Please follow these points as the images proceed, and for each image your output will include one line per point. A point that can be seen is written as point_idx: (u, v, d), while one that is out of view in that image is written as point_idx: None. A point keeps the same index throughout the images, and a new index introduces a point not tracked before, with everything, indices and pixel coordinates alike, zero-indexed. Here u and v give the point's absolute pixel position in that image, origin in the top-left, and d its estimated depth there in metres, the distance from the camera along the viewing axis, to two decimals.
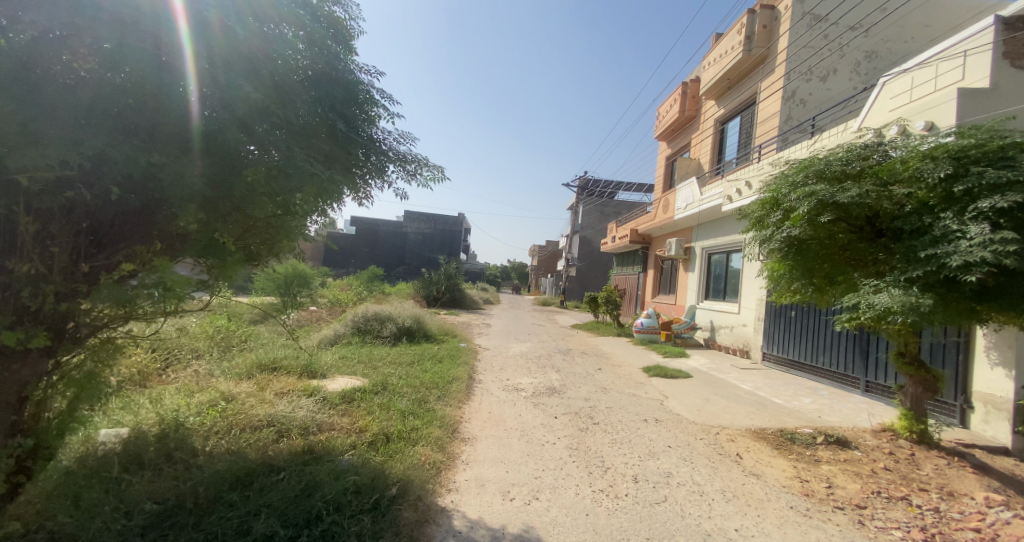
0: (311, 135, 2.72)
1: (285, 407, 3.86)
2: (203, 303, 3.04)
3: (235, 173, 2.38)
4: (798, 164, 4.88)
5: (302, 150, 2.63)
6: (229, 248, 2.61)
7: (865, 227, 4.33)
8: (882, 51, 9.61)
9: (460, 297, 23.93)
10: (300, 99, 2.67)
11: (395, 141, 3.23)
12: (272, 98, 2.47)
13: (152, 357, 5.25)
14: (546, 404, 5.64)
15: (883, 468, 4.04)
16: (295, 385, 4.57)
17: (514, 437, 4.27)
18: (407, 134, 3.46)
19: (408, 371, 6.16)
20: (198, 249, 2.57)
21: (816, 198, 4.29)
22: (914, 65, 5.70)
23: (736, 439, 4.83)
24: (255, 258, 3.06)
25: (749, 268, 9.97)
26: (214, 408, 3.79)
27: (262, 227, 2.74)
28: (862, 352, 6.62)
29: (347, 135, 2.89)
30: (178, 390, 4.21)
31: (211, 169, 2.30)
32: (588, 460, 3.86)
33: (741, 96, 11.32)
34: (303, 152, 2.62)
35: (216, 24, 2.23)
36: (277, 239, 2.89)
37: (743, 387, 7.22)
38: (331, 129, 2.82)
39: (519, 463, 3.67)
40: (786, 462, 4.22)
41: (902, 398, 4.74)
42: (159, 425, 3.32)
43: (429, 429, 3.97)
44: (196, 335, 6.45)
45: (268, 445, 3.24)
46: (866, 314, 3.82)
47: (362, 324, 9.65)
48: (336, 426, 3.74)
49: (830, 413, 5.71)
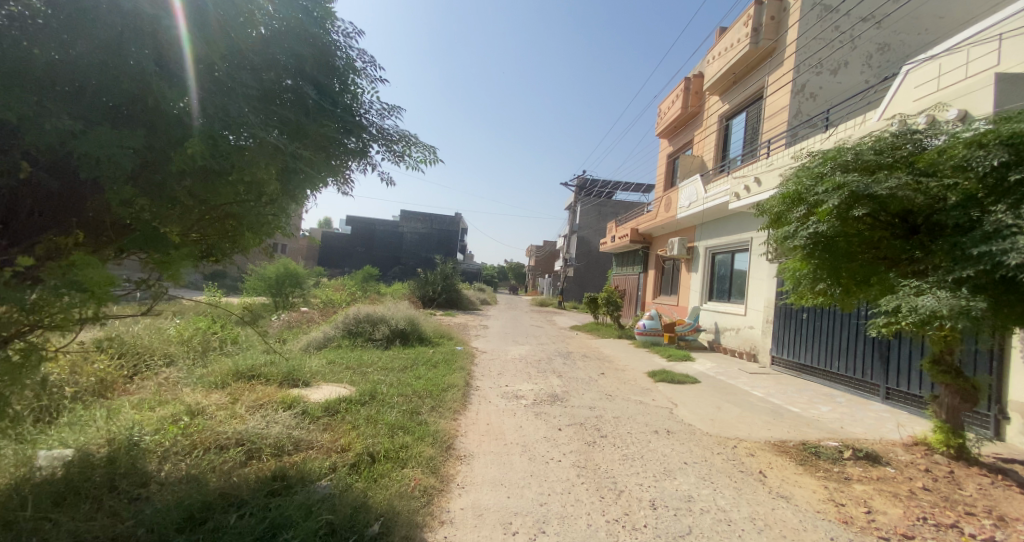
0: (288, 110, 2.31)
1: (258, 422, 3.41)
2: (149, 303, 2.59)
3: (178, 146, 1.96)
4: (822, 154, 4.50)
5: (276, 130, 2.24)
6: (174, 240, 2.14)
7: (897, 223, 4.00)
8: (894, 44, 9.27)
9: (456, 298, 23.45)
10: (273, 71, 2.29)
11: (379, 114, 2.78)
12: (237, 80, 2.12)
13: (116, 364, 4.77)
14: (549, 414, 5.24)
15: (922, 488, 3.67)
16: (272, 395, 4.13)
17: (516, 454, 3.86)
18: (393, 105, 3.01)
19: (400, 378, 5.72)
20: (137, 243, 2.11)
21: (847, 190, 3.91)
22: (943, 52, 5.38)
23: (756, 454, 4.44)
24: (218, 254, 2.68)
25: (758, 267, 9.59)
26: (176, 424, 3.33)
27: (216, 213, 2.31)
28: (881, 357, 6.24)
29: (322, 106, 2.46)
30: (141, 401, 3.77)
31: (154, 142, 1.94)
32: (598, 482, 3.44)
33: (747, 91, 10.96)
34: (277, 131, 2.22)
35: (217, 24, 2.01)
36: (257, 230, 2.53)
37: (754, 394, 6.83)
38: (304, 101, 2.41)
39: (522, 486, 3.26)
40: (814, 481, 3.83)
41: (935, 408, 4.36)
42: (109, 445, 2.88)
43: (421, 446, 3.55)
44: (171, 339, 6.02)
45: (234, 469, 2.81)
46: (908, 319, 3.43)
47: (353, 325, 9.21)
48: (316, 444, 3.32)
49: (853, 423, 5.34)
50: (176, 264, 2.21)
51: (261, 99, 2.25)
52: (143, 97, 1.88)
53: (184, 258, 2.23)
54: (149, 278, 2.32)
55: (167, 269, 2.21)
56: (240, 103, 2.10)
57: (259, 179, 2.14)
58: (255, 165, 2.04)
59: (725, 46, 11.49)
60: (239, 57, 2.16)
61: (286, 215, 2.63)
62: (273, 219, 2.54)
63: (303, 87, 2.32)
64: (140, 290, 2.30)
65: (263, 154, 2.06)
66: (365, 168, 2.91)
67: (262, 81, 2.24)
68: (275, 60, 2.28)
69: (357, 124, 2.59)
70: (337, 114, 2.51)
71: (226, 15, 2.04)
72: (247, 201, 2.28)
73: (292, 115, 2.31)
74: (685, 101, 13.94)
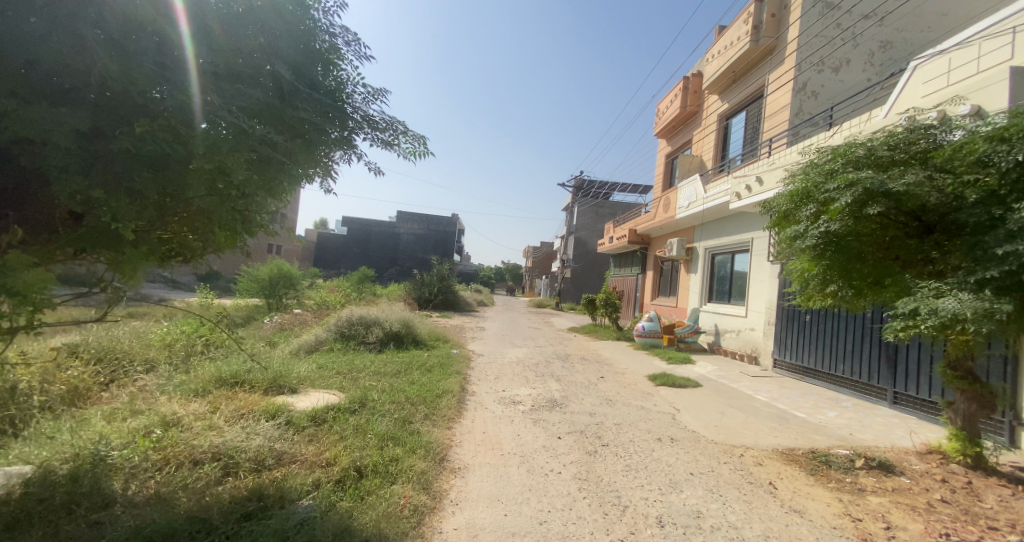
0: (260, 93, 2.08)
1: (237, 434, 3.17)
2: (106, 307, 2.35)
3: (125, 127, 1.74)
4: (832, 149, 4.33)
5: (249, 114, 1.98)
6: (128, 238, 1.88)
7: (911, 222, 3.85)
8: (898, 41, 9.12)
9: (453, 299, 23.23)
10: (243, 50, 2.07)
11: (365, 100, 2.57)
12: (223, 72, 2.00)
13: (89, 372, 4.51)
14: (547, 421, 5.03)
15: (939, 500, 3.49)
16: (255, 403, 3.90)
17: (513, 465, 3.66)
18: (380, 91, 2.79)
19: (392, 383, 5.50)
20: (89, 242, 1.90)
21: (860, 187, 3.72)
22: (953, 46, 5.24)
23: (764, 463, 4.25)
24: (188, 256, 2.48)
25: (759, 268, 9.43)
26: (147, 437, 3.08)
27: (179, 208, 2.05)
28: (888, 360, 6.08)
29: (298, 90, 2.22)
30: (112, 412, 3.53)
31: (102, 125, 1.74)
32: (601, 497, 3.22)
33: (746, 90, 10.82)
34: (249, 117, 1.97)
35: (217, 28, 1.97)
36: (233, 226, 2.30)
37: (758, 398, 6.65)
38: (278, 83, 2.18)
39: (520, 501, 3.05)
40: (827, 493, 3.63)
41: (950, 415, 4.19)
42: (71, 461, 2.64)
43: (413, 459, 3.33)
44: (153, 344, 5.77)
45: (208, 488, 2.58)
46: (927, 323, 3.25)
47: (345, 328, 8.96)
48: (300, 458, 3.11)
49: (862, 430, 5.16)
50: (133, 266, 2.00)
51: (227, 80, 2.03)
52: (90, 74, 1.68)
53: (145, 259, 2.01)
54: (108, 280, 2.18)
55: (122, 270, 1.99)
56: (197, 82, 1.87)
57: (227, 169, 1.91)
58: (217, 150, 1.80)
59: (725, 45, 11.34)
60: (202, 33, 1.94)
61: (266, 210, 2.41)
62: (249, 216, 2.33)
63: (276, 68, 2.10)
64: (95, 291, 2.15)
65: (228, 138, 1.82)
66: (350, 158, 2.71)
67: (229, 60, 2.02)
68: (244, 40, 2.07)
69: (340, 110, 2.37)
70: (316, 98, 2.29)
71: (227, 17, 2.00)
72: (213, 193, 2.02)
73: (263, 96, 2.07)
74: (684, 100, 13.79)
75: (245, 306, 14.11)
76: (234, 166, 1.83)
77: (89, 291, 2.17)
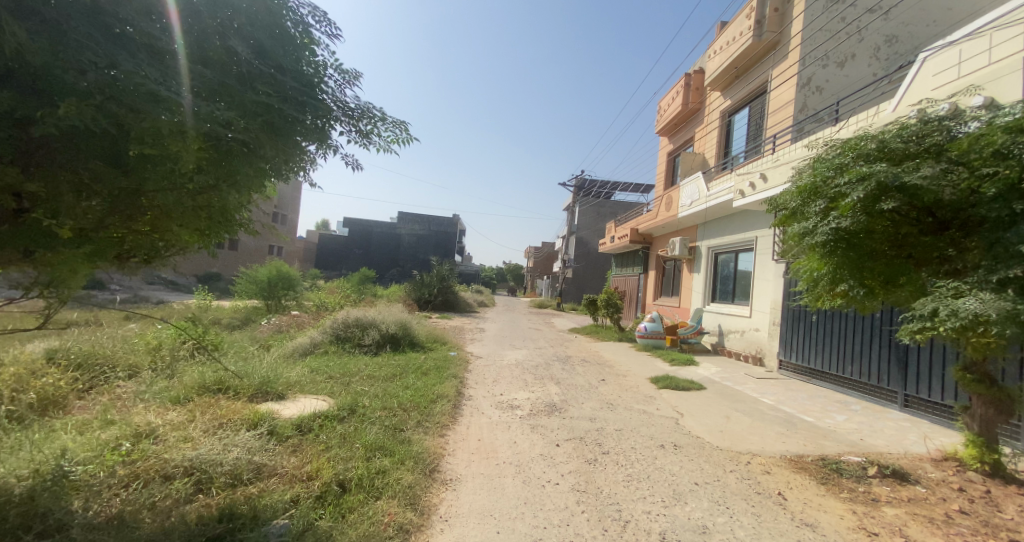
0: (213, 72, 1.92)
1: (213, 446, 3.02)
2: (46, 315, 2.19)
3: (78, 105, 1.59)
4: (841, 142, 4.14)
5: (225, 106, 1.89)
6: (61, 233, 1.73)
7: (925, 219, 3.64)
8: (903, 35, 8.74)
9: (453, 300, 23.10)
10: (194, 27, 1.90)
11: (340, 88, 2.38)
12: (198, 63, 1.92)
13: (67, 379, 4.37)
14: (545, 427, 4.84)
15: (958, 511, 3.29)
16: (237, 411, 3.74)
17: (508, 476, 3.48)
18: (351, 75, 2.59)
19: (385, 388, 5.34)
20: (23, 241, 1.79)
21: (873, 181, 3.53)
22: (964, 36, 5.03)
23: (772, 471, 4.06)
24: (144, 256, 2.34)
25: (763, 268, 9.24)
26: (117, 450, 2.95)
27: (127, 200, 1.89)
28: (899, 363, 5.87)
29: (258, 72, 2.04)
30: (85, 423, 3.38)
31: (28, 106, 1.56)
32: (601, 511, 3.03)
33: (750, 85, 10.57)
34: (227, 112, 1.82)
35: (214, 30, 1.94)
36: (194, 223, 2.15)
37: (764, 402, 6.46)
38: (236, 62, 2.01)
39: (514, 516, 2.87)
40: (840, 505, 3.44)
41: (966, 420, 3.98)
42: (30, 478, 2.48)
43: (401, 472, 3.16)
44: (139, 349, 5.64)
45: (175, 508, 2.48)
46: (947, 325, 3.04)
47: (341, 331, 8.81)
48: (280, 471, 2.97)
49: (873, 435, 4.97)
50: (71, 268, 1.89)
51: (173, 60, 1.86)
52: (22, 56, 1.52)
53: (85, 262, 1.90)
54: (43, 284, 2.03)
55: (58, 272, 1.88)
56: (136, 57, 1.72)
57: (175, 155, 1.75)
58: (160, 134, 1.65)
59: (728, 39, 11.08)
60: (147, 8, 1.79)
61: (234, 206, 2.26)
62: (214, 213, 2.18)
63: (236, 47, 1.94)
64: (30, 296, 2.02)
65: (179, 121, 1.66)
66: (327, 150, 2.56)
67: (197, 44, 1.91)
68: (226, 34, 1.97)
69: (312, 97, 2.20)
70: (279, 81, 2.09)
71: (218, 16, 1.95)
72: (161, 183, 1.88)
73: (215, 74, 1.92)
74: (685, 97, 13.59)
75: (243, 308, 14.02)
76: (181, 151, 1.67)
77: (24, 296, 2.00)
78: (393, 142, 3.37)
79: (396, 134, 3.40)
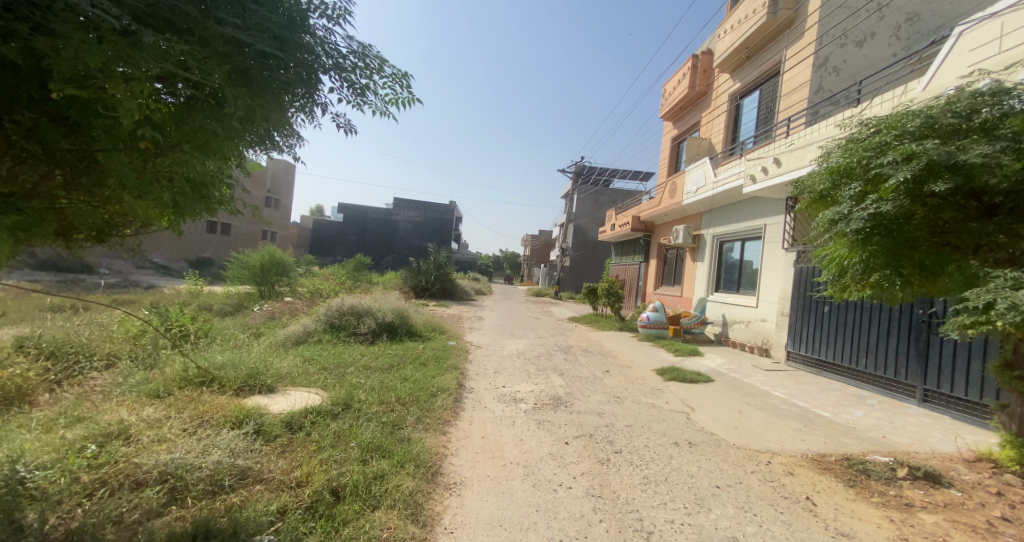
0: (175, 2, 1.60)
1: (192, 447, 2.72)
2: None
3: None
4: (879, 119, 3.83)
5: (195, 54, 1.66)
6: None
7: (971, 203, 3.34)
8: (926, 14, 8.29)
9: (450, 288, 22.78)
10: None
11: (325, 28, 2.12)
12: (179, 7, 1.61)
13: (32, 371, 4.02)
14: (552, 423, 4.56)
15: (1000, 517, 3.05)
16: (221, 407, 3.44)
17: (517, 479, 3.21)
18: (342, 9, 2.32)
19: (383, 380, 5.05)
20: None
21: (923, 160, 3.23)
22: (1006, 7, 4.71)
23: (796, 471, 3.82)
24: (92, 232, 2.11)
25: (772, 256, 8.97)
26: (81, 453, 2.64)
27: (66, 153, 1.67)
28: (918, 355, 5.64)
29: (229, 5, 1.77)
30: (48, 421, 3.06)
31: None
32: (621, 520, 2.76)
33: (762, 66, 10.13)
34: (187, 56, 1.62)
35: None
36: (159, 194, 1.87)
37: (775, 395, 6.23)
38: None
39: (527, 526, 2.60)
40: (875, 511, 3.18)
41: (1004, 420, 3.74)
42: None
43: (401, 476, 2.87)
44: (118, 337, 5.29)
45: (142, 523, 2.16)
46: (1005, 319, 2.74)
47: (336, 318, 8.46)
48: (267, 476, 2.69)
49: (895, 432, 4.73)
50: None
51: None
52: None
53: (7, 236, 1.62)
54: None
55: None
56: None
57: (110, 101, 1.53)
58: (85, 68, 1.41)
59: (740, 18, 10.61)
60: None
61: (202, 174, 1.96)
62: (181, 184, 1.91)
63: None
64: None
65: (100, 47, 1.38)
66: (315, 107, 2.34)
67: None
68: None
69: (294, 36, 1.92)
70: (259, 14, 1.81)
71: None
72: (108, 143, 1.66)
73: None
74: (693, 80, 13.11)
75: (235, 295, 13.71)
76: (113, 91, 1.44)
77: None
78: (391, 103, 3.09)
79: (394, 93, 3.20)
